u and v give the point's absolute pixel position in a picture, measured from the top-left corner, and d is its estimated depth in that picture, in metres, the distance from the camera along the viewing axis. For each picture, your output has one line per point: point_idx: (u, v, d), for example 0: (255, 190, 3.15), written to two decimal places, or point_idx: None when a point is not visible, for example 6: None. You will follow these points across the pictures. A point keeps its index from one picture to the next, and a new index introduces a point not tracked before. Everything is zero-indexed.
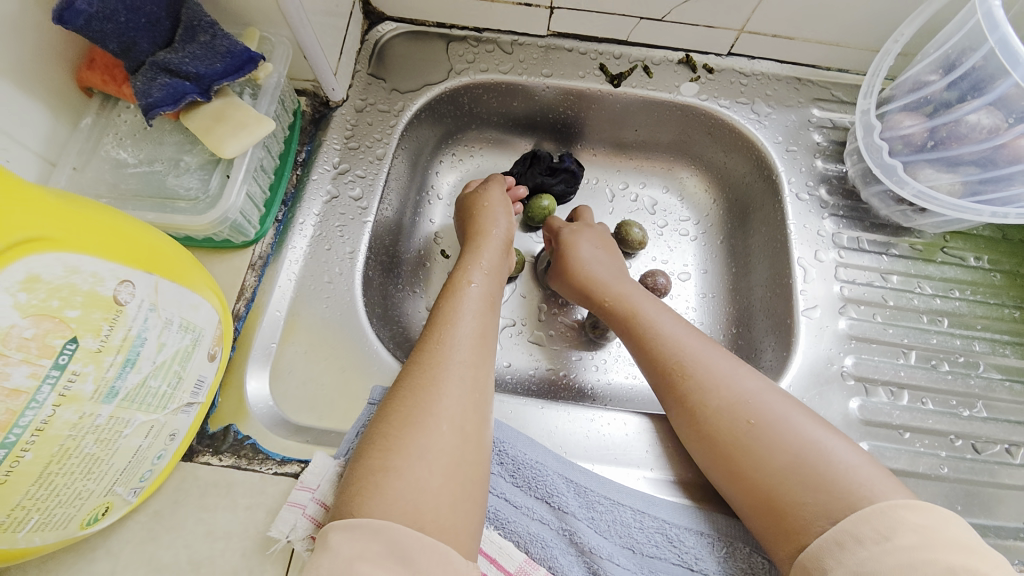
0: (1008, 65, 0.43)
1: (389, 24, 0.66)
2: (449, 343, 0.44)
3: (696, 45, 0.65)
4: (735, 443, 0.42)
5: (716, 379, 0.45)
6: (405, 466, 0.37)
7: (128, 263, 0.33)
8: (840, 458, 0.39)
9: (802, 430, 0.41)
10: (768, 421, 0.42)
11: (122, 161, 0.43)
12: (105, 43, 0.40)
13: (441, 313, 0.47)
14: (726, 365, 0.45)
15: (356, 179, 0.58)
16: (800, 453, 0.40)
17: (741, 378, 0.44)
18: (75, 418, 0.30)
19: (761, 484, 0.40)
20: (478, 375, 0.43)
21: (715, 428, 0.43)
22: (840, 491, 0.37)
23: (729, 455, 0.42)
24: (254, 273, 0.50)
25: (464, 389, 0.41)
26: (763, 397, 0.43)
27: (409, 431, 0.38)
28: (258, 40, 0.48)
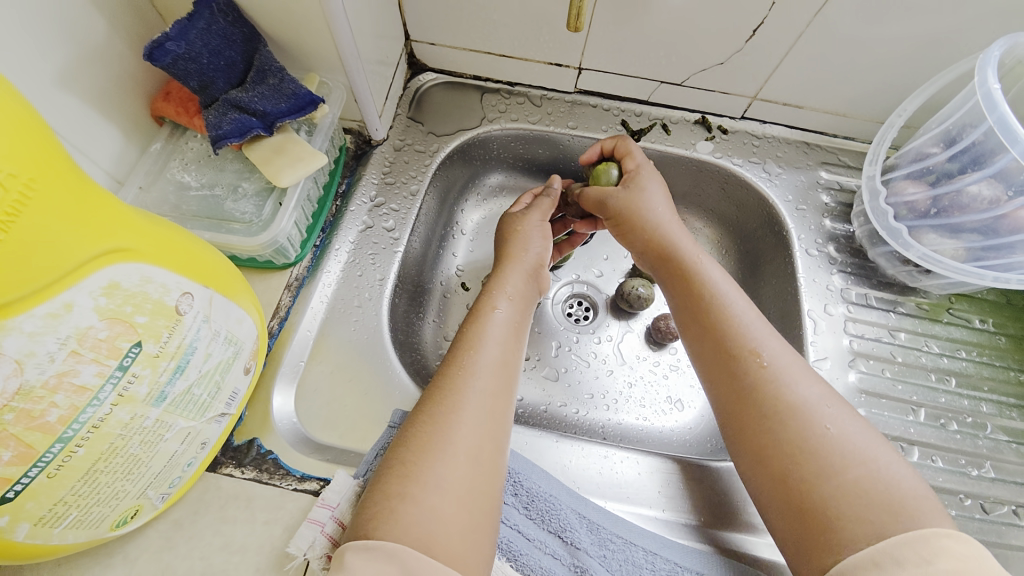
0: (1007, 142, 0.46)
1: (430, 74, 0.72)
2: (470, 371, 0.45)
3: (712, 108, 0.70)
4: (786, 444, 0.38)
5: (774, 376, 0.41)
6: (422, 493, 0.38)
7: (190, 277, 0.36)
8: (894, 475, 0.36)
9: (855, 442, 0.38)
10: (823, 426, 0.38)
11: (185, 184, 0.47)
12: (186, 80, 0.45)
13: (464, 340, 0.48)
14: (784, 363, 0.42)
15: (390, 212, 0.61)
16: (853, 463, 0.36)
17: (804, 380, 0.41)
18: (127, 418, 0.32)
19: (805, 491, 0.37)
20: (495, 404, 0.44)
21: (762, 416, 0.40)
22: (889, 509, 0.34)
23: (768, 449, 0.39)
24: (289, 293, 0.53)
25: (481, 419, 0.42)
26: (822, 402, 0.40)
27: (427, 459, 0.39)
28: (317, 84, 0.53)
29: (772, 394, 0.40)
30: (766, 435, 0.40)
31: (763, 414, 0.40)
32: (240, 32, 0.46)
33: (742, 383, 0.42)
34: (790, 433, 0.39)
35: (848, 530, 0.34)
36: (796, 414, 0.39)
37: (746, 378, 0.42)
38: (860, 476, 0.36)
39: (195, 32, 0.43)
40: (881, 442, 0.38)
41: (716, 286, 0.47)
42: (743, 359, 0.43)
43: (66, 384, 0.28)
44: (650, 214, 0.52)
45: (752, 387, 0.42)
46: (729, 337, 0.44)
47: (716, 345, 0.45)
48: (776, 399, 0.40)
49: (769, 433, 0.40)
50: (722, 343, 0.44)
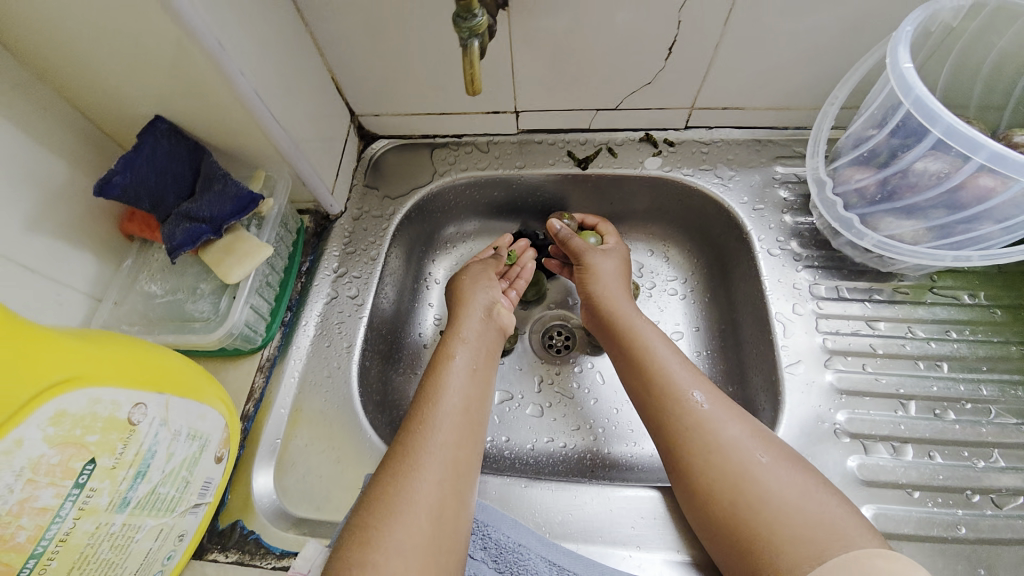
0: (926, 122, 0.43)
1: (382, 141, 0.76)
2: (431, 420, 0.46)
3: (654, 124, 0.70)
4: (722, 481, 0.44)
5: (705, 417, 0.48)
6: (383, 557, 0.38)
7: (142, 387, 0.39)
8: (816, 498, 0.42)
9: (780, 468, 0.44)
10: (752, 458, 0.44)
11: (152, 293, 0.51)
12: (139, 203, 0.50)
13: (425, 392, 0.49)
14: (711, 404, 0.49)
15: (352, 280, 0.65)
16: (782, 490, 0.42)
17: (726, 423, 0.47)
18: (92, 527, 0.36)
19: (746, 519, 0.42)
20: (457, 454, 0.45)
21: (705, 460, 0.45)
22: (819, 526, 0.40)
23: (716, 488, 0.44)
24: (262, 374, 0.57)
25: (445, 472, 0.44)
26: (745, 439, 0.46)
27: (388, 522, 0.40)
28: (263, 180, 0.58)
29: (707, 436, 0.46)
30: (703, 472, 0.45)
31: (702, 453, 0.46)
32: (183, 149, 0.51)
33: (676, 429, 0.48)
34: (725, 468, 0.44)
35: (790, 550, 0.39)
36: (728, 451, 0.45)
37: (685, 419, 0.48)
38: (790, 501, 0.42)
39: (140, 160, 0.48)
40: (803, 470, 0.44)
41: (647, 341, 0.55)
42: (679, 406, 0.49)
43: (28, 508, 0.32)
44: (599, 287, 0.63)
45: (690, 428, 0.47)
46: (664, 383, 0.51)
47: (654, 395, 0.51)
48: (712, 438, 0.46)
49: (707, 470, 0.45)
50: (658, 390, 0.51)
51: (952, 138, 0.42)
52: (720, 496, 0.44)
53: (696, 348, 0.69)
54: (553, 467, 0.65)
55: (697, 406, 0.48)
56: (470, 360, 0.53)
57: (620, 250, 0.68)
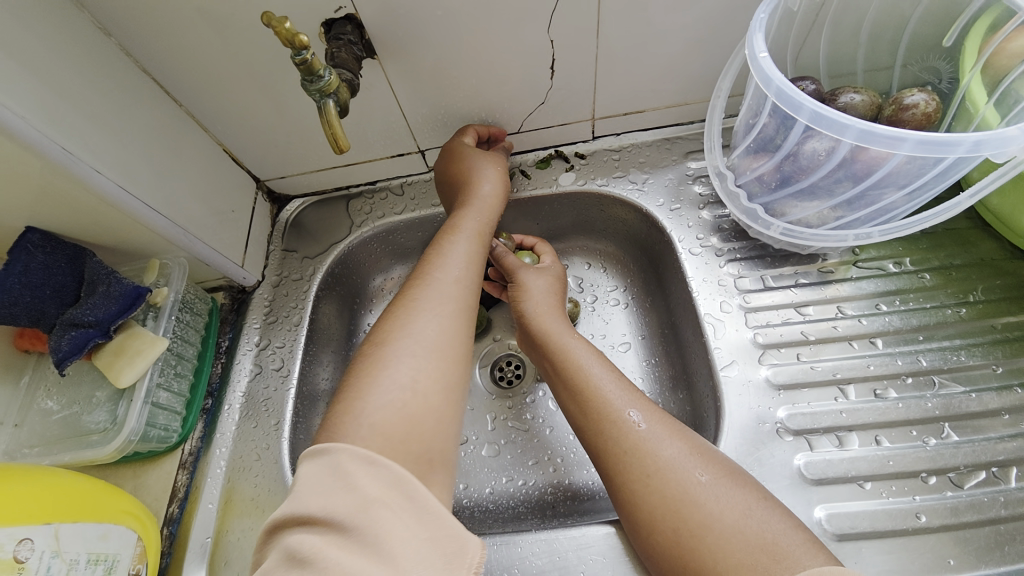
0: (792, 110, 0.42)
1: (295, 202, 0.74)
2: (412, 321, 0.44)
3: (561, 140, 0.69)
4: (662, 508, 0.42)
5: (644, 437, 0.45)
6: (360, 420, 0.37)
7: (28, 521, 0.38)
8: (759, 516, 0.39)
9: (720, 485, 0.42)
10: (690, 478, 0.42)
11: (48, 409, 0.49)
12: (18, 320, 0.48)
13: (397, 307, 0.46)
14: (649, 423, 0.46)
15: (276, 350, 0.62)
16: (723, 509, 0.40)
17: (665, 443, 0.45)
18: None
19: (689, 547, 0.39)
20: (436, 355, 0.42)
21: (645, 485, 0.43)
22: (761, 548, 0.37)
23: (660, 515, 0.41)
24: (186, 470, 0.54)
25: (430, 336, 0.43)
26: (684, 458, 0.44)
27: (368, 378, 0.40)
28: (159, 268, 0.55)
29: (646, 459, 0.44)
30: (643, 500, 0.43)
31: (641, 477, 0.44)
32: (61, 255, 0.49)
33: (615, 455, 0.46)
34: (665, 492, 0.42)
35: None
36: (667, 474, 0.43)
37: (623, 444, 0.46)
38: (731, 522, 0.39)
39: (12, 277, 0.46)
40: (745, 487, 0.41)
41: (579, 358, 0.53)
42: (618, 424, 0.47)
43: None
44: (529, 305, 0.60)
45: (629, 453, 0.45)
46: (599, 407, 0.49)
47: (591, 419, 0.49)
48: (650, 461, 0.44)
49: (647, 495, 0.43)
50: (593, 415, 0.49)
51: (819, 124, 0.41)
52: (662, 525, 0.41)
53: (645, 357, 0.67)
54: (516, 509, 0.63)
55: (635, 427, 0.46)
56: (460, 268, 0.51)
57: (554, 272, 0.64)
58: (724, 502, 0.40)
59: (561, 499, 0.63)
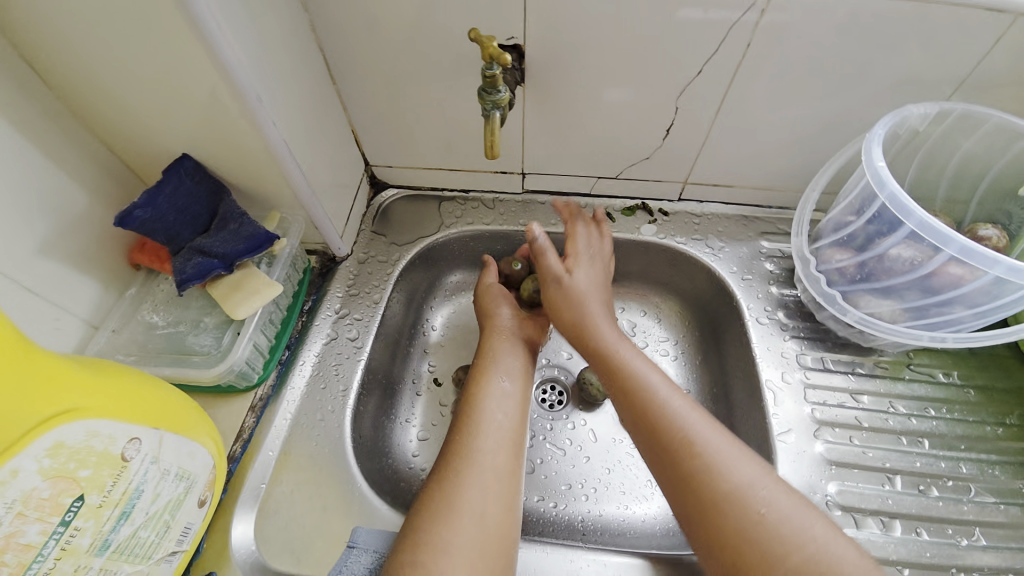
0: (901, 214, 0.49)
1: (391, 190, 0.79)
2: (475, 440, 0.52)
3: (650, 194, 0.75)
4: (726, 522, 0.43)
5: (719, 458, 0.46)
6: (433, 560, 0.43)
7: (139, 421, 0.38)
8: (823, 537, 0.41)
9: (784, 499, 0.43)
10: (754, 505, 0.43)
11: (153, 324, 0.52)
12: (155, 236, 0.51)
13: (462, 412, 0.55)
14: (692, 415, 0.49)
15: (353, 322, 0.65)
16: (800, 539, 0.41)
17: (740, 464, 0.45)
18: (70, 570, 0.34)
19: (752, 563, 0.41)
20: (498, 475, 0.50)
21: (716, 507, 0.43)
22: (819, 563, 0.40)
23: (728, 541, 0.42)
24: (254, 414, 0.56)
25: (490, 482, 0.49)
26: (756, 483, 0.44)
27: (438, 527, 0.45)
28: (278, 221, 0.59)
29: (712, 483, 0.44)
30: (705, 506, 0.44)
31: (702, 481, 0.45)
32: (203, 186, 0.53)
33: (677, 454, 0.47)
34: (732, 514, 0.43)
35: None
36: (744, 496, 0.43)
37: (687, 456, 0.46)
38: (795, 536, 0.41)
39: (163, 196, 0.49)
40: (821, 518, 0.42)
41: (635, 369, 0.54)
42: (682, 440, 0.47)
43: (13, 544, 0.31)
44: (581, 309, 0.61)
45: (692, 463, 0.46)
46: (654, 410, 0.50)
47: (647, 423, 0.50)
48: (707, 463, 0.46)
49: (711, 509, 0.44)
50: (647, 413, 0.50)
51: (923, 231, 0.48)
52: (725, 544, 0.42)
53: None
54: (543, 529, 0.64)
55: (678, 414, 0.49)
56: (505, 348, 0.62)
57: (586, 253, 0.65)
58: (789, 518, 0.42)
59: (588, 528, 0.64)
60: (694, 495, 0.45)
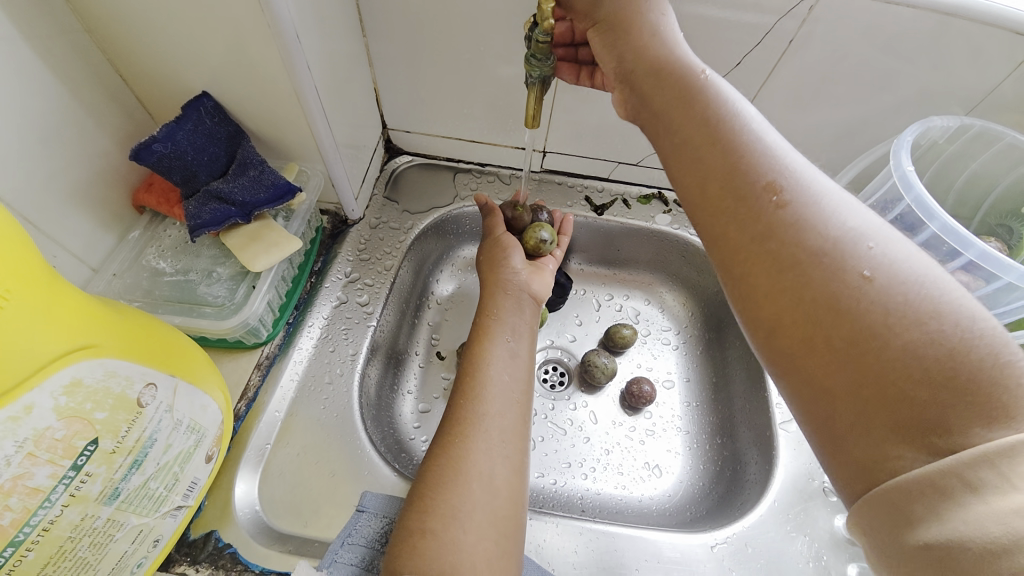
0: (926, 216, 0.51)
1: (406, 156, 0.76)
2: (484, 399, 0.46)
3: (667, 185, 0.75)
4: (819, 285, 0.31)
5: (818, 215, 0.32)
6: (441, 527, 0.38)
7: (155, 366, 0.36)
8: (957, 295, 0.29)
9: (929, 273, 0.30)
10: (850, 258, 0.31)
11: (161, 270, 0.48)
12: (170, 175, 0.48)
13: (466, 368, 0.49)
14: (791, 163, 0.35)
15: (364, 287, 0.63)
16: (919, 299, 0.29)
17: (845, 216, 0.32)
18: (78, 519, 0.31)
19: (871, 337, 0.28)
20: (517, 429, 0.45)
21: (806, 253, 0.31)
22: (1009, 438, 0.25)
23: (830, 312, 0.30)
24: (259, 372, 0.54)
25: (499, 444, 0.43)
26: (864, 235, 0.31)
27: (445, 493, 0.40)
28: (296, 173, 0.57)
29: (802, 234, 0.32)
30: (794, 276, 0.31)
31: (768, 222, 0.33)
32: (224, 129, 0.50)
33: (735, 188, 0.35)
34: (820, 273, 0.31)
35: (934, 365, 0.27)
36: (819, 237, 0.32)
37: (758, 204, 0.34)
38: (950, 330, 0.27)
39: (182, 132, 0.46)
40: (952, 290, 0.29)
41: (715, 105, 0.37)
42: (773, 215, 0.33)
43: (19, 487, 0.27)
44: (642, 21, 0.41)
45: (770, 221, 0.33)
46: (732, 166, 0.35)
47: (721, 177, 0.35)
48: (788, 206, 0.33)
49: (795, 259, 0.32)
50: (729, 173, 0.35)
51: (946, 235, 0.50)
52: (826, 324, 0.30)
53: (688, 398, 0.72)
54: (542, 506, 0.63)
55: (769, 159, 0.35)
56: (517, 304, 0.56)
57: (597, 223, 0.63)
58: (914, 279, 0.29)
59: (586, 505, 0.64)
60: (826, 393, 0.30)
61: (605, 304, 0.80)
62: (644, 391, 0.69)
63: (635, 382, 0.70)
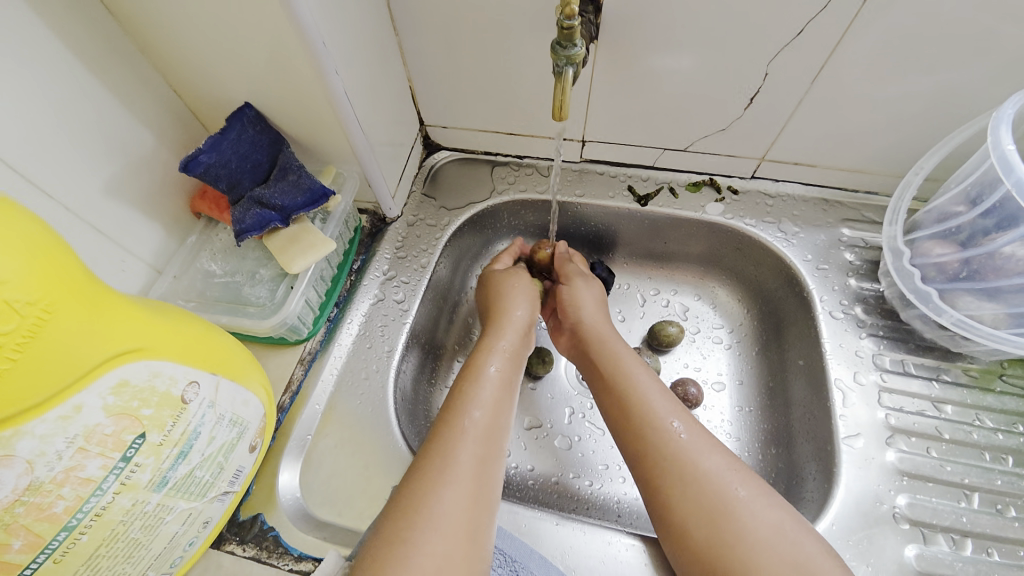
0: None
1: (444, 152, 0.76)
2: (469, 430, 0.46)
3: (719, 170, 0.69)
4: (699, 514, 0.42)
5: (686, 447, 0.45)
6: (416, 557, 0.38)
7: (198, 366, 0.38)
8: (780, 523, 0.40)
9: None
10: (731, 492, 0.42)
11: (211, 272, 0.53)
12: (216, 183, 0.51)
13: (458, 401, 0.49)
14: (690, 434, 0.46)
15: (401, 284, 0.64)
16: (761, 531, 0.40)
17: (709, 456, 0.44)
18: (129, 504, 0.35)
19: (722, 560, 0.40)
20: (489, 467, 0.45)
21: (687, 527, 0.42)
22: (794, 565, 0.38)
23: (704, 554, 0.40)
24: (302, 366, 0.56)
25: (475, 480, 0.43)
26: (725, 468, 0.44)
27: (422, 522, 0.40)
28: (334, 175, 0.59)
29: (682, 467, 0.44)
30: (680, 507, 0.43)
31: (678, 486, 0.43)
32: (265, 137, 0.52)
33: (656, 465, 0.45)
34: (699, 505, 0.42)
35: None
36: (706, 485, 0.43)
37: (661, 451, 0.45)
38: None
39: (226, 142, 0.49)
40: (782, 507, 0.42)
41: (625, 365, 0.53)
42: (653, 429, 0.47)
43: (72, 477, 0.31)
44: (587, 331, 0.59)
45: (667, 460, 0.45)
46: (643, 414, 0.48)
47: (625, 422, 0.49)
48: (691, 469, 0.44)
49: (683, 498, 0.43)
50: (641, 424, 0.48)
51: None
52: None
53: (739, 402, 0.67)
54: (576, 508, 0.61)
55: (675, 436, 0.46)
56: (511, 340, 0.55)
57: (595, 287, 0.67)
58: None
59: (623, 510, 0.62)
60: None
61: (651, 300, 0.76)
62: (690, 393, 0.65)
63: (680, 383, 0.65)
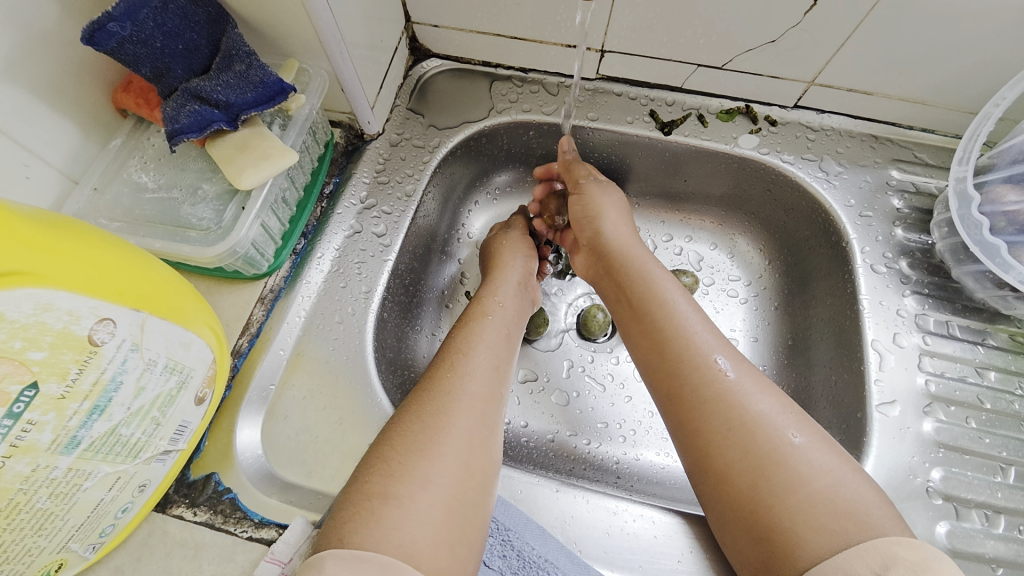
0: None
1: (435, 61, 0.63)
2: (461, 373, 0.41)
3: (758, 96, 0.59)
4: (742, 462, 0.37)
5: (733, 388, 0.40)
6: (406, 494, 0.34)
7: (112, 299, 0.30)
8: (834, 471, 0.36)
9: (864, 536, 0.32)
10: (781, 440, 0.37)
11: (143, 186, 0.43)
12: (138, 67, 0.39)
13: (453, 342, 0.44)
14: (738, 374, 0.41)
15: (381, 215, 0.55)
16: (815, 475, 0.35)
17: (752, 397, 0.39)
18: (27, 470, 0.27)
19: (767, 507, 0.35)
20: (488, 409, 0.40)
21: (728, 471, 0.37)
22: (849, 516, 0.33)
23: (747, 502, 0.36)
24: (263, 306, 0.48)
25: (472, 422, 0.38)
26: (776, 415, 0.38)
27: (413, 459, 0.35)
28: (296, 71, 0.47)
29: (726, 414, 0.39)
30: (722, 453, 0.38)
31: (722, 431, 0.38)
32: (203, 11, 0.40)
33: (694, 408, 0.40)
34: (751, 449, 0.37)
35: (815, 543, 0.33)
36: (756, 429, 0.38)
37: (705, 392, 0.40)
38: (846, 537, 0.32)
39: (147, 10, 0.37)
40: (840, 455, 0.37)
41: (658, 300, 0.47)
42: (689, 373, 0.41)
43: None
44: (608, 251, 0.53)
45: (711, 403, 0.39)
46: (686, 352, 0.43)
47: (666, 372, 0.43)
48: (738, 413, 0.38)
49: (727, 444, 0.38)
50: (681, 362, 0.42)
51: None
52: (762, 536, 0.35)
53: (752, 360, 0.62)
54: (572, 468, 0.56)
55: (721, 375, 0.40)
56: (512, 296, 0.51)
57: (615, 187, 0.57)
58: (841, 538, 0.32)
59: (622, 471, 0.57)
60: None
61: (662, 246, 0.68)
62: None
63: None
